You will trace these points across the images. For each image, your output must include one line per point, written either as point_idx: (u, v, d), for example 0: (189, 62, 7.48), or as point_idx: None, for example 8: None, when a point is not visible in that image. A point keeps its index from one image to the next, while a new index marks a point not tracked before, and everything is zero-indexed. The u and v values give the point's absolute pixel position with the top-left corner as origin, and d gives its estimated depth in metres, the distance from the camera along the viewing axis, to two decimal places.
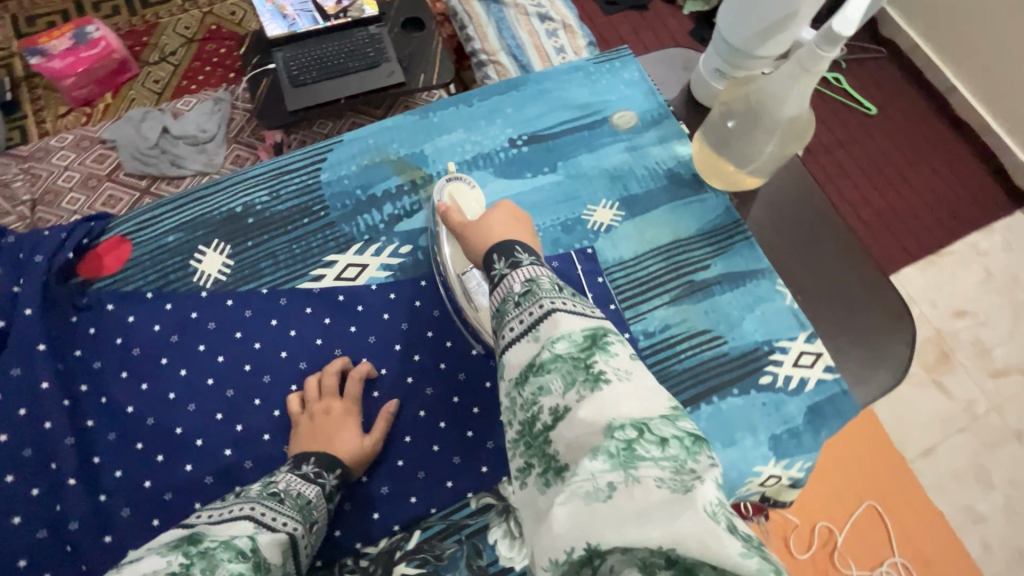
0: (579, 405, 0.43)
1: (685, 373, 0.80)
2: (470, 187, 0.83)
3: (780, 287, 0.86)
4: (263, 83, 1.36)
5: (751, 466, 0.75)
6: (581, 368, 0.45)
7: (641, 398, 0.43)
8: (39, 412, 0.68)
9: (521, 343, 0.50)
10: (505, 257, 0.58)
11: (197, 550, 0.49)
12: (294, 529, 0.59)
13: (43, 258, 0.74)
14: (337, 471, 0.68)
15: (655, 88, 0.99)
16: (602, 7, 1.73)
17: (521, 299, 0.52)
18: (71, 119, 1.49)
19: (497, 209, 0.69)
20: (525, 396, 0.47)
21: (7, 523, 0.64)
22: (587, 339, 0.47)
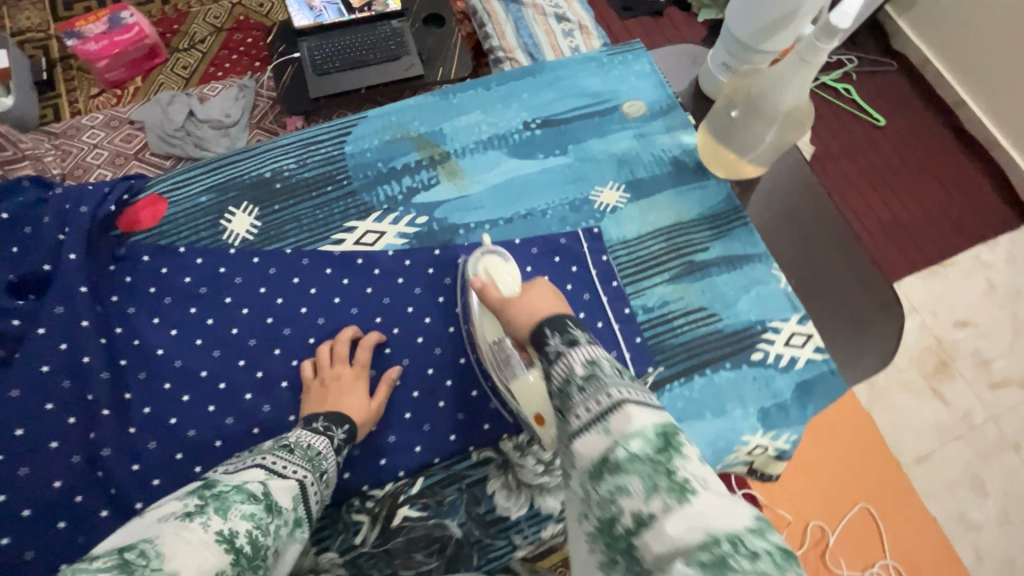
0: (666, 516, 0.39)
1: (680, 347, 0.84)
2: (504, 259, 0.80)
3: (775, 271, 0.90)
4: (288, 71, 1.43)
5: (738, 435, 0.79)
6: (663, 472, 0.41)
7: (728, 508, 0.39)
8: (78, 348, 0.73)
9: (589, 433, 0.44)
10: (560, 332, 0.53)
11: (211, 494, 0.50)
12: (304, 477, 0.59)
13: (88, 210, 0.80)
14: (346, 428, 0.69)
15: (664, 81, 1.04)
16: (617, 12, 1.78)
17: (583, 384, 0.47)
18: (102, 100, 1.57)
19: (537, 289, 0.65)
20: (599, 494, 0.42)
21: (45, 446, 0.69)
22: (663, 436, 0.43)
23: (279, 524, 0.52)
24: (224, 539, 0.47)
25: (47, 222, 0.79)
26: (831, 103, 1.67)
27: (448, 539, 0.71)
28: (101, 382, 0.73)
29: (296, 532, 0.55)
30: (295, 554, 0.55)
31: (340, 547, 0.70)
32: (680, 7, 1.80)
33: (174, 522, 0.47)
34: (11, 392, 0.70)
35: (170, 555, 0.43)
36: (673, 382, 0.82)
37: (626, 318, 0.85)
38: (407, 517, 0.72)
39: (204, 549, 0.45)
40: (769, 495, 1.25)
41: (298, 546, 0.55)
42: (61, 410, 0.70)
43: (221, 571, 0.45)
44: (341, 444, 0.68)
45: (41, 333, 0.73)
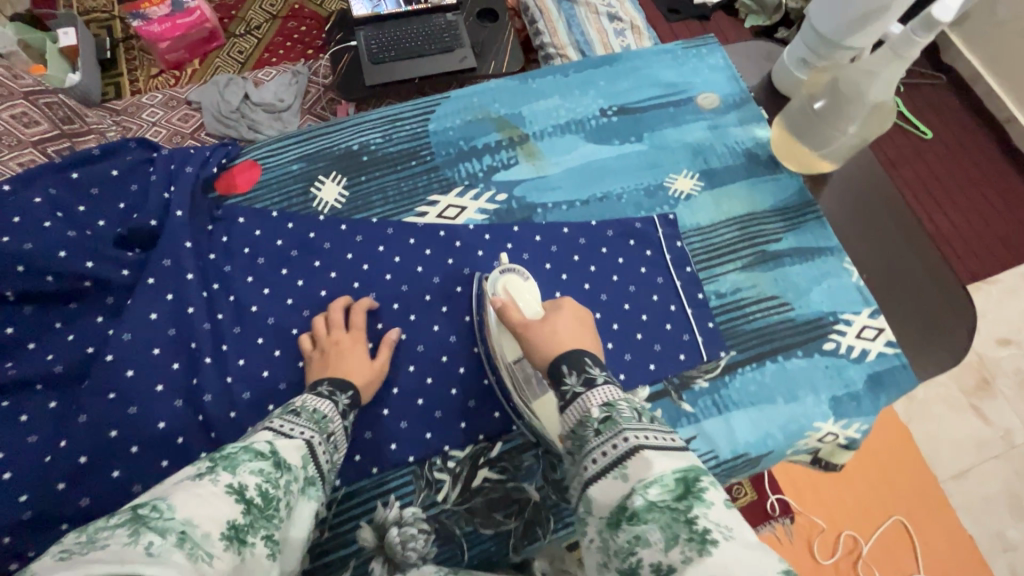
0: (687, 567, 0.41)
1: (752, 333, 0.86)
2: (524, 277, 0.80)
3: (848, 265, 0.91)
4: (343, 59, 1.48)
5: (810, 421, 0.81)
6: (682, 522, 0.43)
7: (752, 560, 0.40)
8: (183, 298, 0.77)
9: (607, 479, 0.49)
10: (577, 371, 0.59)
11: (219, 455, 0.52)
12: (310, 437, 0.61)
13: (193, 170, 0.85)
14: (348, 394, 0.70)
15: (737, 75, 1.05)
16: (663, 14, 1.73)
17: (600, 427, 0.52)
18: (161, 80, 1.63)
19: (562, 315, 0.70)
20: (618, 542, 0.45)
21: (151, 389, 0.72)
22: (681, 485, 0.46)
23: (288, 480, 0.54)
24: (234, 491, 0.48)
25: (155, 180, 0.84)
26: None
27: (526, 502, 0.74)
28: (203, 332, 0.77)
29: (309, 490, 0.57)
30: (311, 512, 0.57)
31: (423, 504, 0.73)
32: (727, 11, 1.79)
33: (186, 483, 0.47)
34: (122, 335, 0.74)
35: (184, 508, 0.43)
36: (745, 367, 0.83)
37: (698, 303, 0.87)
38: (487, 478, 0.75)
39: (216, 501, 0.46)
40: (802, 502, 1.24)
41: (312, 504, 0.57)
42: (167, 356, 0.74)
43: (234, 522, 0.46)
44: (345, 411, 0.69)
45: (151, 283, 0.77)
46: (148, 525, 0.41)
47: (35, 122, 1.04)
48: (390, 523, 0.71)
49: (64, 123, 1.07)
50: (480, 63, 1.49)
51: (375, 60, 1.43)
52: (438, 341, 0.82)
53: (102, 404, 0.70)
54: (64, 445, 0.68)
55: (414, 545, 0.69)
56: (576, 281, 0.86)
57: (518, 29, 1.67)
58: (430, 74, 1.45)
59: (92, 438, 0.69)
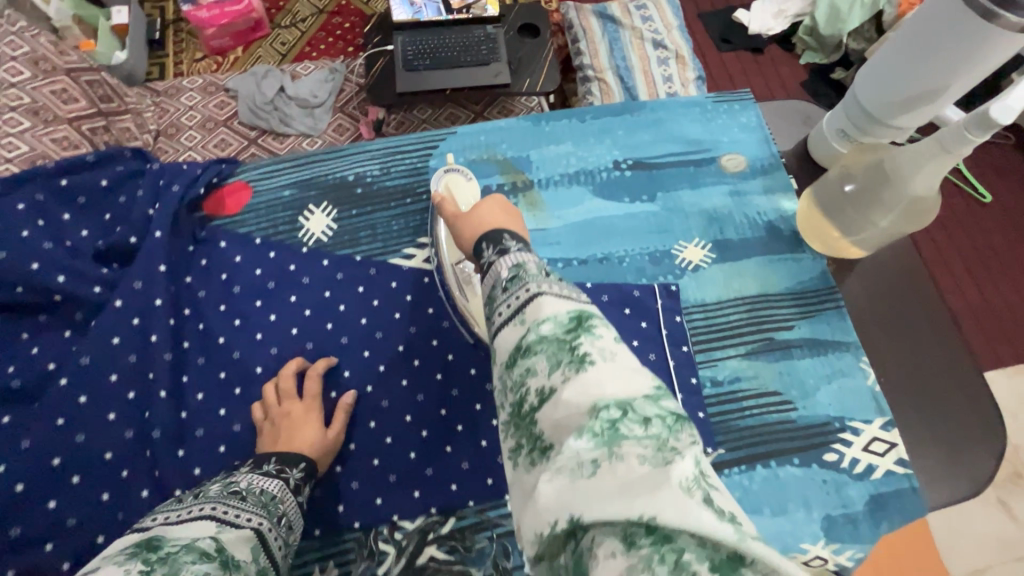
0: (564, 386, 0.38)
1: (746, 431, 0.78)
2: (466, 179, 0.85)
3: (865, 365, 0.82)
4: (379, 63, 1.43)
5: (797, 542, 0.73)
6: (566, 349, 0.40)
7: (627, 377, 0.38)
8: (149, 324, 0.75)
9: (509, 327, 0.44)
10: (493, 244, 0.53)
11: (156, 555, 0.43)
12: (260, 524, 0.55)
13: (179, 190, 0.83)
14: (300, 466, 0.66)
15: (770, 137, 0.97)
16: (715, 44, 1.63)
17: (507, 284, 0.47)
18: (203, 65, 1.64)
19: (485, 201, 0.63)
20: (511, 379, 0.42)
21: (102, 417, 0.71)
22: (574, 320, 0.42)
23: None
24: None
25: (142, 196, 0.82)
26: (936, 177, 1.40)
27: None
28: (163, 362, 0.74)
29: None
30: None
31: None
32: (783, 46, 1.63)
33: None
34: (81, 358, 0.72)
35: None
36: (732, 468, 0.76)
37: (690, 389, 0.80)
38: (433, 557, 0.70)
39: None
40: None
41: None
42: (123, 384, 0.72)
43: None
44: (300, 485, 0.65)
45: (118, 306, 0.75)
46: None
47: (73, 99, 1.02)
48: None
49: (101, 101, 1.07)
50: (515, 80, 1.42)
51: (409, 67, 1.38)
52: (404, 397, 0.78)
53: (50, 430, 0.68)
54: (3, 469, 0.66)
55: None
56: None
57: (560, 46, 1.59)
58: (461, 87, 1.38)
59: (32, 464, 0.67)
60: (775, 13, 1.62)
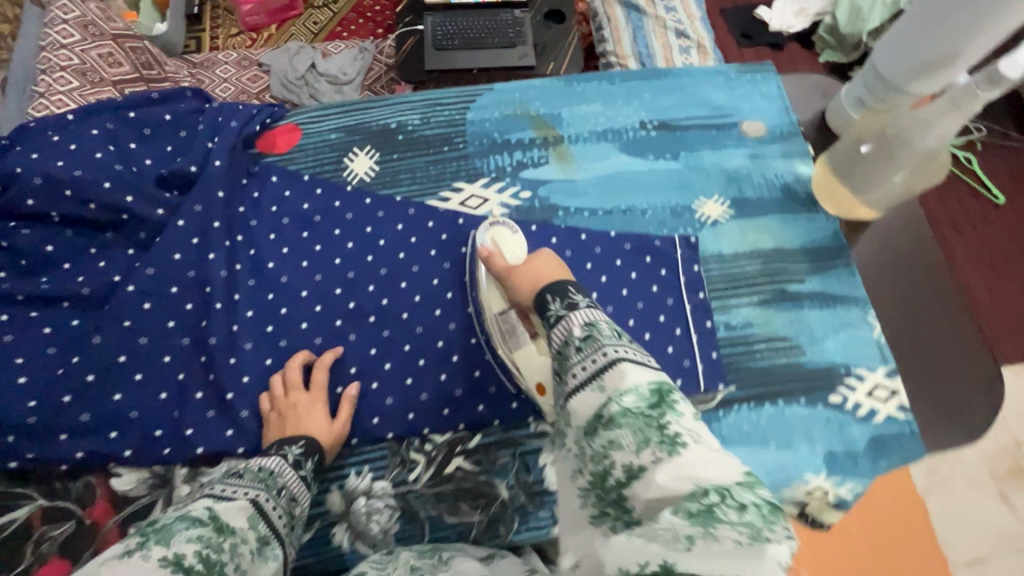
0: (656, 467, 0.44)
1: (755, 372, 0.83)
2: (511, 231, 0.83)
3: (872, 319, 0.87)
4: (408, 41, 1.47)
5: (800, 472, 0.77)
6: (654, 427, 0.45)
7: (718, 462, 0.43)
8: (207, 244, 0.82)
9: (586, 391, 0.50)
10: (561, 298, 0.60)
11: (152, 528, 0.49)
12: (256, 494, 0.59)
13: (237, 125, 0.90)
14: (299, 444, 0.68)
15: (790, 106, 1.02)
16: (736, 39, 1.68)
17: (581, 344, 0.53)
18: (239, 40, 1.71)
19: (541, 257, 0.72)
20: (593, 448, 0.48)
21: (163, 324, 0.77)
22: (657, 395, 0.47)
23: (235, 543, 0.52)
24: (173, 563, 0.46)
25: (202, 130, 0.88)
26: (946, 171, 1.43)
27: (493, 498, 0.74)
28: (219, 279, 0.80)
29: (266, 551, 0.55)
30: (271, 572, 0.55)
31: (394, 480, 0.74)
32: (802, 44, 1.67)
33: (112, 562, 0.45)
34: (147, 270, 0.79)
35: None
36: (741, 404, 0.81)
37: (705, 331, 0.85)
38: (461, 467, 0.75)
39: None
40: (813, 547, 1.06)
41: (272, 563, 0.55)
42: (182, 297, 0.79)
43: None
44: (302, 461, 0.67)
45: (180, 225, 0.82)
46: None
47: (118, 64, 1.15)
48: (358, 493, 0.73)
49: (143, 68, 1.18)
50: (540, 63, 1.47)
51: (438, 46, 1.43)
52: (437, 326, 0.83)
53: (118, 330, 0.75)
54: (76, 360, 0.73)
55: (379, 518, 0.72)
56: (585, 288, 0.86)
57: (584, 34, 1.63)
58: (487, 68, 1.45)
59: (102, 359, 0.74)
60: (796, 11, 1.66)
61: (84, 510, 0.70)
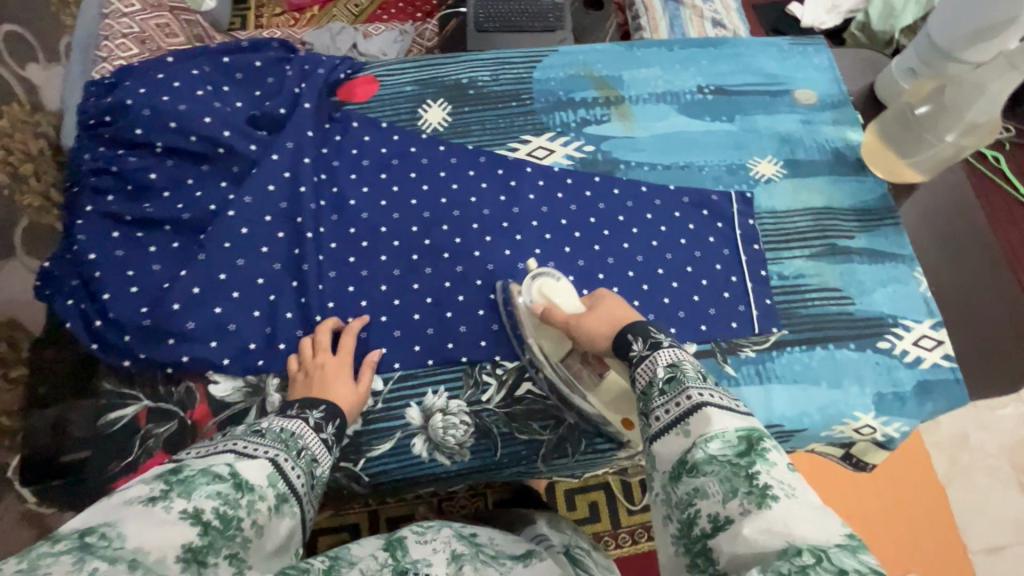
0: (744, 519, 0.43)
1: (807, 318, 0.87)
2: (556, 277, 0.79)
3: (918, 275, 0.91)
4: (451, 24, 1.44)
5: (850, 409, 0.82)
6: (741, 476, 0.45)
7: (817, 522, 0.42)
8: (297, 178, 0.87)
9: (670, 435, 0.52)
10: (641, 338, 0.62)
11: (176, 475, 0.47)
12: (276, 455, 0.54)
13: (324, 73, 0.96)
14: (321, 409, 0.63)
15: (840, 77, 1.07)
16: (767, 33, 1.72)
17: (665, 386, 0.55)
18: (283, 19, 1.76)
19: (606, 299, 0.72)
20: (678, 494, 0.49)
21: (257, 250, 0.82)
22: (746, 444, 0.47)
23: (253, 501, 0.48)
24: (189, 518, 0.44)
25: (290, 75, 0.95)
26: (974, 164, 1.36)
27: (562, 420, 0.79)
28: (309, 211, 0.85)
29: (284, 508, 0.51)
30: (288, 530, 0.51)
31: (469, 399, 0.78)
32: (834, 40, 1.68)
33: (135, 509, 0.43)
34: (244, 199, 0.84)
35: (134, 534, 0.41)
36: (794, 346, 0.85)
37: (760, 279, 0.89)
38: (530, 391, 0.79)
39: (169, 528, 0.43)
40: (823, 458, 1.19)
41: (290, 521, 0.51)
42: (274, 226, 0.84)
43: (190, 545, 0.43)
44: (324, 424, 0.62)
45: (274, 159, 0.87)
46: (94, 554, 0.39)
47: (174, 33, 1.18)
48: (435, 410, 0.77)
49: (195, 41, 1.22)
50: None
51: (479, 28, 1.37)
52: (508, 265, 0.87)
53: (219, 251, 0.81)
54: (183, 274, 0.79)
55: (455, 432, 0.77)
56: (645, 237, 0.90)
57: (619, 23, 1.61)
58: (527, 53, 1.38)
59: (205, 276, 0.79)
60: (828, 8, 1.67)
61: (186, 412, 0.75)
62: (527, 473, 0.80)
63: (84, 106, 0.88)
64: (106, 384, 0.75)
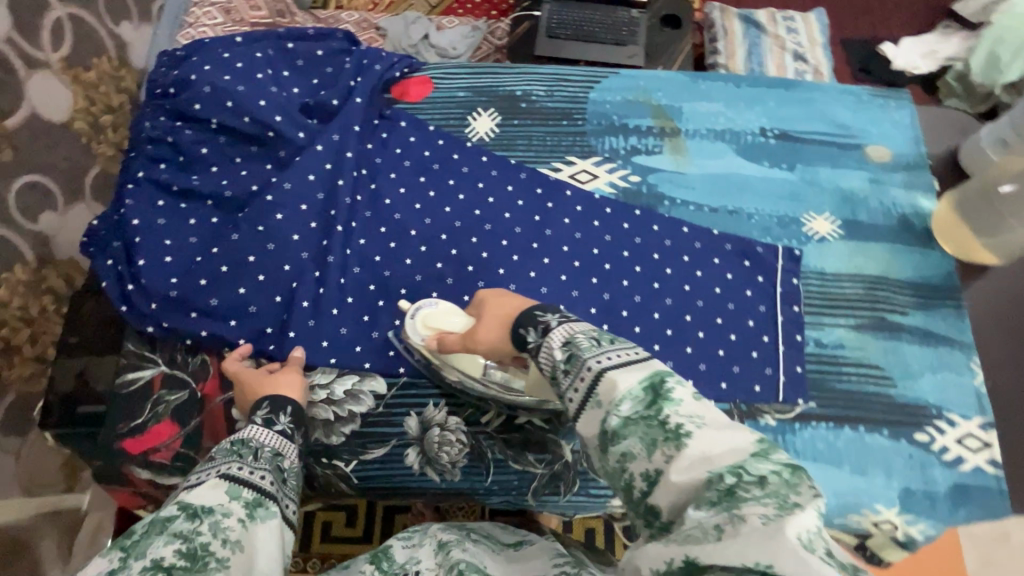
0: (670, 466, 0.42)
1: (839, 394, 0.81)
2: (434, 302, 0.76)
3: (974, 366, 0.83)
4: (523, 25, 1.39)
5: (871, 501, 0.75)
6: (656, 425, 0.44)
7: (726, 439, 0.42)
8: (338, 171, 0.88)
9: (586, 411, 0.49)
10: (533, 326, 0.58)
11: (129, 539, 0.47)
12: (233, 467, 0.55)
13: (380, 70, 0.97)
14: (263, 406, 0.66)
15: (921, 137, 0.98)
16: (852, 71, 1.60)
17: (567, 367, 0.52)
18: (362, 3, 1.79)
19: (493, 299, 0.66)
20: (611, 466, 0.46)
21: (288, 237, 0.83)
22: (650, 390, 0.47)
23: (217, 520, 0.49)
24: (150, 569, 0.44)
25: (348, 68, 0.96)
26: None
27: (558, 456, 0.76)
28: (343, 205, 0.86)
29: (260, 512, 0.52)
30: (279, 528, 0.53)
31: (467, 419, 0.77)
32: (925, 87, 1.57)
33: None
34: (283, 184, 0.85)
35: None
36: (820, 422, 0.79)
37: (793, 344, 0.83)
38: (530, 420, 0.77)
39: None
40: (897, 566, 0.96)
41: (275, 519, 0.53)
42: (308, 215, 0.85)
43: None
44: (274, 418, 0.65)
45: (318, 150, 0.88)
46: None
47: (258, 7, 1.22)
48: (433, 423, 0.76)
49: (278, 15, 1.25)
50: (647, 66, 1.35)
51: (550, 33, 1.33)
52: (530, 287, 0.84)
53: (252, 233, 0.82)
54: (215, 251, 0.81)
55: (449, 449, 0.76)
56: (677, 280, 0.86)
57: (695, 44, 1.53)
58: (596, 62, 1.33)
59: (234, 255, 0.81)
60: (924, 53, 1.56)
61: (198, 384, 0.77)
62: (515, 504, 0.78)
63: (154, 76, 0.93)
64: (129, 345, 0.79)
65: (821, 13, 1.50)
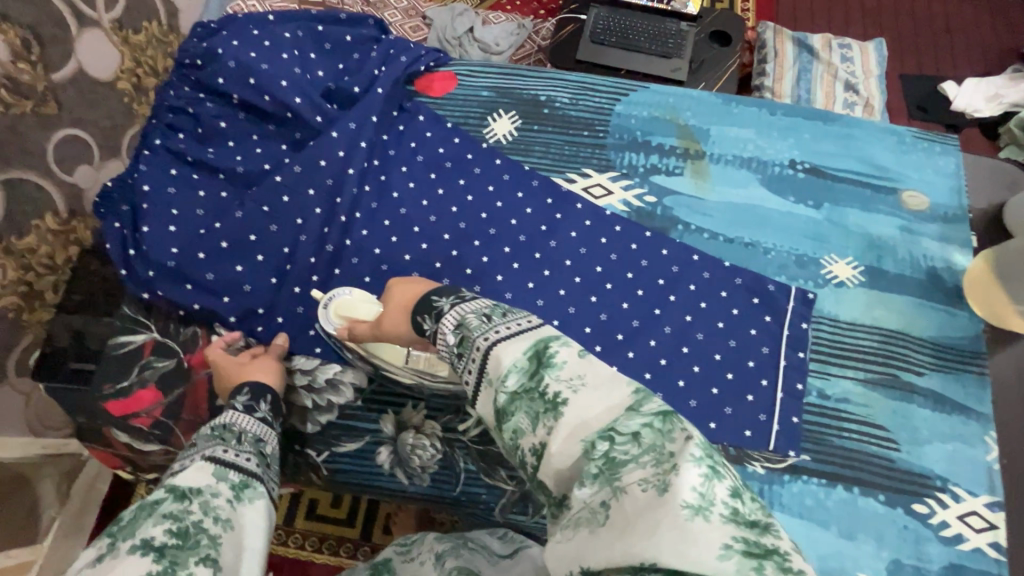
0: (552, 436, 0.41)
1: (838, 450, 0.76)
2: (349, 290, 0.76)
3: (988, 440, 0.77)
4: (568, 28, 1.35)
5: (856, 570, 0.71)
6: (538, 398, 0.43)
7: (603, 395, 0.42)
8: (349, 158, 0.87)
9: (482, 392, 0.47)
10: (427, 314, 0.56)
11: (118, 524, 0.47)
12: (218, 450, 0.57)
13: (406, 62, 0.97)
14: (245, 392, 0.67)
15: (963, 188, 0.92)
16: (907, 107, 1.51)
17: (459, 351, 0.50)
18: None
19: (397, 288, 0.65)
20: (506, 444, 0.45)
21: (292, 220, 0.83)
22: (535, 359, 0.45)
23: (206, 501, 0.51)
24: (140, 548, 0.45)
25: (374, 57, 0.96)
26: None
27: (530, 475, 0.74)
28: (350, 194, 0.86)
29: (247, 493, 0.54)
30: (265, 509, 0.54)
31: (444, 424, 0.75)
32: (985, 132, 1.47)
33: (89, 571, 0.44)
34: (293, 167, 0.85)
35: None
36: (811, 477, 0.75)
37: (793, 393, 0.79)
38: None
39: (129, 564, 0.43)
40: None
41: (262, 501, 0.54)
42: (314, 200, 0.85)
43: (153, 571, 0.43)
44: (255, 405, 0.66)
45: (333, 136, 0.87)
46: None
47: None
48: (410, 425, 0.76)
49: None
50: (689, 81, 1.29)
51: (593, 39, 1.30)
52: (527, 299, 0.82)
53: (257, 212, 0.83)
54: (218, 226, 0.82)
55: (421, 453, 0.75)
56: (678, 309, 0.83)
57: (744, 64, 1.47)
58: (636, 73, 1.28)
59: (237, 233, 0.82)
60: (988, 96, 1.47)
61: (185, 355, 0.78)
62: (481, 517, 0.77)
63: (185, 45, 0.93)
64: (126, 309, 0.80)
65: (881, 44, 1.43)
